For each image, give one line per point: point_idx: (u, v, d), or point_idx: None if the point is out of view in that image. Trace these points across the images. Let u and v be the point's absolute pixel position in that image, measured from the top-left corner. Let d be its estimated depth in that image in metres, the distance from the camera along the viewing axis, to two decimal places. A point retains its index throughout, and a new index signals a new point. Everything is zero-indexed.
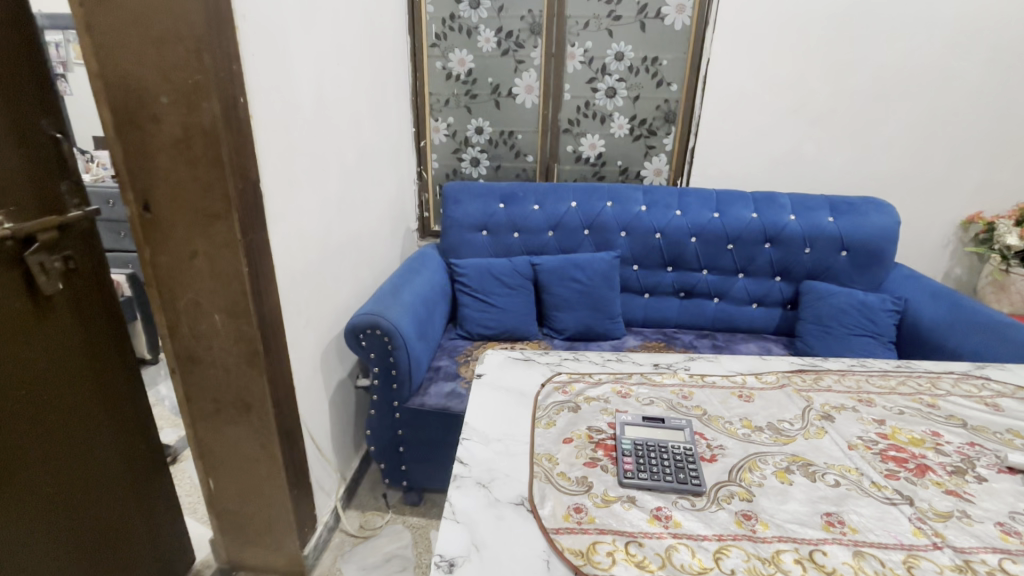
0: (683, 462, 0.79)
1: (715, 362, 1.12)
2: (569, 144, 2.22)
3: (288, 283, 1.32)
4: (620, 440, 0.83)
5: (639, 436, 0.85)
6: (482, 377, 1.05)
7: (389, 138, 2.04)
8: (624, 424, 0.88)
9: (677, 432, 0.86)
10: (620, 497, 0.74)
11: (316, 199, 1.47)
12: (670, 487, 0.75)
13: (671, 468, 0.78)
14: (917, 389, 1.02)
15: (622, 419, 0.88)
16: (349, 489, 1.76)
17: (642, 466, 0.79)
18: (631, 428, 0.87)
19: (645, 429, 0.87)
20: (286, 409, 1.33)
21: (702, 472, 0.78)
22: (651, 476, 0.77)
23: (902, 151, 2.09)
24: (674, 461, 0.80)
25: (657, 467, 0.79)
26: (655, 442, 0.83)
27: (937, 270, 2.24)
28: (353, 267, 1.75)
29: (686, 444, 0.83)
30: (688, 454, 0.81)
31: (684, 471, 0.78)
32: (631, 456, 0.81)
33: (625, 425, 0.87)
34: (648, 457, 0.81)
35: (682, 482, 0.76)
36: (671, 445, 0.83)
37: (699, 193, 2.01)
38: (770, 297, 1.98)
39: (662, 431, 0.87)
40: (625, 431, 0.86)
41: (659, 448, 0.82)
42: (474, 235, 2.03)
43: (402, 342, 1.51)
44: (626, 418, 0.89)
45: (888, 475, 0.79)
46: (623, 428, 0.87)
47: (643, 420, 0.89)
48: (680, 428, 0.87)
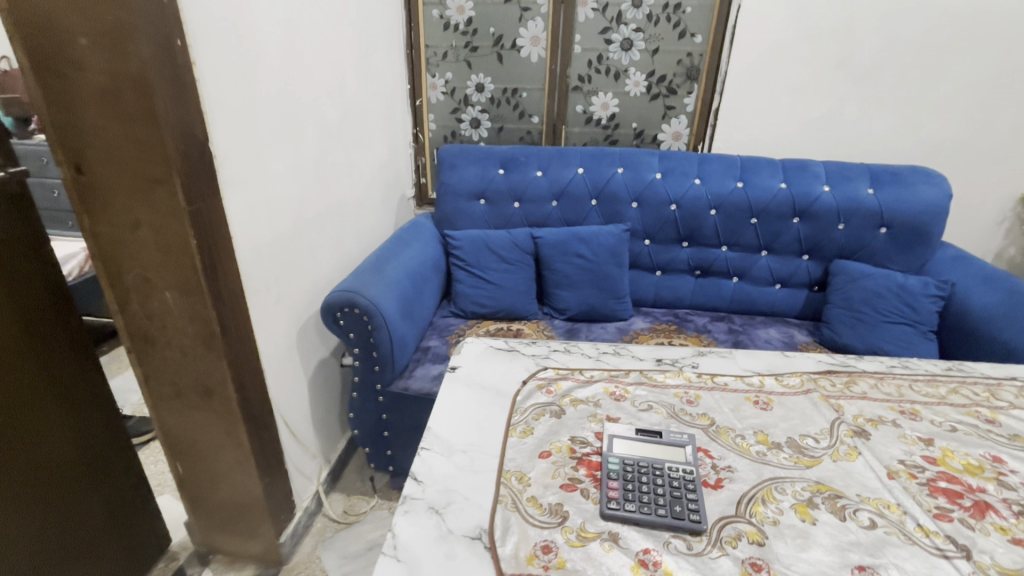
0: (679, 488, 0.65)
1: (728, 358, 0.97)
2: (578, 103, 2.01)
3: (252, 256, 1.20)
4: (606, 458, 0.69)
5: (629, 455, 0.71)
6: (455, 371, 0.91)
7: (379, 97, 1.87)
8: (612, 437, 0.74)
9: (677, 450, 0.71)
10: (602, 534, 0.61)
11: (286, 162, 1.32)
12: (665, 521, 0.62)
13: (665, 496, 0.65)
14: (973, 399, 0.85)
15: (610, 431, 0.74)
16: (334, 472, 1.68)
17: (630, 493, 0.65)
18: (621, 442, 0.73)
19: (639, 444, 0.72)
20: (252, 394, 1.22)
21: (702, 501, 0.64)
22: (641, 508, 0.63)
23: (959, 113, 1.84)
24: (668, 487, 0.66)
25: (647, 496, 0.65)
26: (648, 462, 0.69)
27: (987, 250, 2.01)
28: (336, 238, 1.62)
29: (685, 467, 0.68)
30: (687, 477, 0.67)
31: (679, 500, 0.64)
32: (617, 480, 0.67)
33: (611, 440, 0.73)
34: (639, 482, 0.66)
35: (678, 516, 0.62)
36: (668, 467, 0.68)
37: (721, 159, 1.81)
38: (796, 277, 1.79)
39: (660, 448, 0.72)
40: (613, 447, 0.72)
41: (652, 471, 0.68)
42: (471, 204, 1.86)
43: (383, 322, 1.39)
44: (615, 430, 0.75)
45: (937, 515, 0.63)
46: (611, 442, 0.73)
47: (636, 433, 0.74)
48: (680, 444, 0.72)
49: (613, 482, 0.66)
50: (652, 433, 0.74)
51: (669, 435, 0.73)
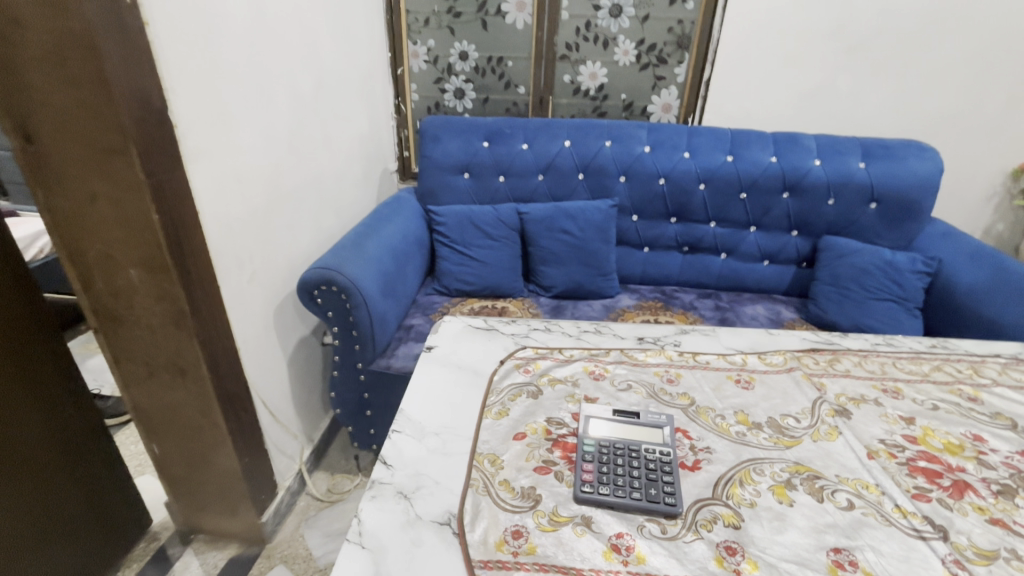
0: (655, 470, 0.64)
1: (711, 336, 0.94)
2: (566, 73, 1.94)
3: (222, 232, 1.15)
4: (582, 440, 0.68)
5: (605, 437, 0.69)
6: (431, 351, 0.88)
7: (357, 65, 1.79)
8: (589, 418, 0.72)
9: (655, 430, 0.70)
10: (575, 518, 0.59)
11: (257, 133, 1.26)
12: (640, 505, 0.60)
13: (640, 479, 0.63)
14: (956, 377, 0.84)
15: (586, 412, 0.72)
16: (318, 451, 1.67)
17: (604, 477, 0.63)
18: (598, 424, 0.71)
19: (616, 426, 0.71)
20: (227, 374, 1.19)
21: (678, 483, 0.62)
22: (616, 492, 0.61)
23: (954, 85, 1.79)
24: (644, 470, 0.64)
25: (622, 480, 0.63)
26: (624, 445, 0.67)
27: (976, 226, 1.99)
28: (315, 213, 1.56)
29: (662, 448, 0.67)
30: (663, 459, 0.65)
31: (655, 483, 0.62)
32: (591, 463, 0.65)
33: (588, 421, 0.71)
34: (614, 465, 0.65)
35: (653, 499, 0.60)
36: (645, 449, 0.67)
37: (711, 132, 1.76)
38: (784, 254, 1.77)
39: (637, 429, 0.70)
40: (590, 429, 0.70)
41: (628, 453, 0.66)
42: (455, 178, 1.81)
43: (362, 300, 1.35)
44: (592, 411, 0.73)
45: (916, 496, 0.62)
46: (587, 424, 0.71)
47: (613, 414, 0.72)
48: (658, 425, 0.70)
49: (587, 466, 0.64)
50: (629, 414, 0.72)
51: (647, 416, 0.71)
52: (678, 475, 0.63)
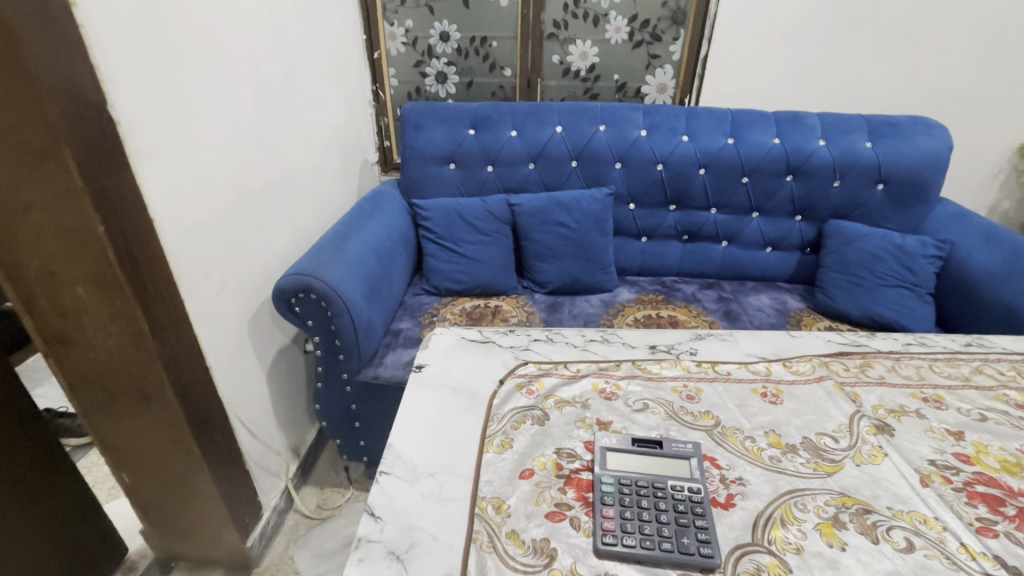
0: (684, 512, 0.56)
1: (729, 341, 0.86)
2: (554, 53, 1.82)
3: (184, 240, 1.04)
4: (599, 480, 0.59)
5: (624, 474, 0.60)
6: (421, 371, 0.79)
7: (330, 49, 1.65)
8: (604, 450, 0.63)
9: (681, 462, 0.61)
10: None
11: (219, 127, 1.14)
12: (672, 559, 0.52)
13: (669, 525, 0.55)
14: (999, 380, 0.77)
15: (601, 443, 0.64)
16: (305, 464, 1.57)
17: (628, 526, 0.55)
18: (615, 458, 0.62)
19: (636, 459, 0.62)
20: (198, 396, 1.08)
21: (712, 528, 0.54)
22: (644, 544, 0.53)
23: (963, 57, 1.71)
24: (673, 513, 0.56)
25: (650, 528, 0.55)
26: (647, 482, 0.59)
27: (980, 204, 1.93)
28: (290, 212, 1.45)
29: (691, 485, 0.58)
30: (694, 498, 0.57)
31: (686, 530, 0.54)
32: (612, 508, 0.57)
33: (604, 455, 0.63)
34: (640, 510, 0.56)
35: (685, 549, 0.52)
36: (672, 487, 0.58)
37: (710, 112, 1.66)
38: (788, 240, 1.70)
39: (661, 463, 0.61)
40: (607, 466, 0.62)
41: (653, 493, 0.58)
42: (440, 169, 1.69)
43: (344, 308, 1.24)
44: (608, 441, 0.64)
45: (981, 530, 0.55)
46: (603, 458, 0.62)
47: (632, 444, 0.63)
48: (684, 456, 0.62)
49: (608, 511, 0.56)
50: (650, 444, 0.64)
51: (670, 445, 0.63)
52: (712, 518, 0.55)
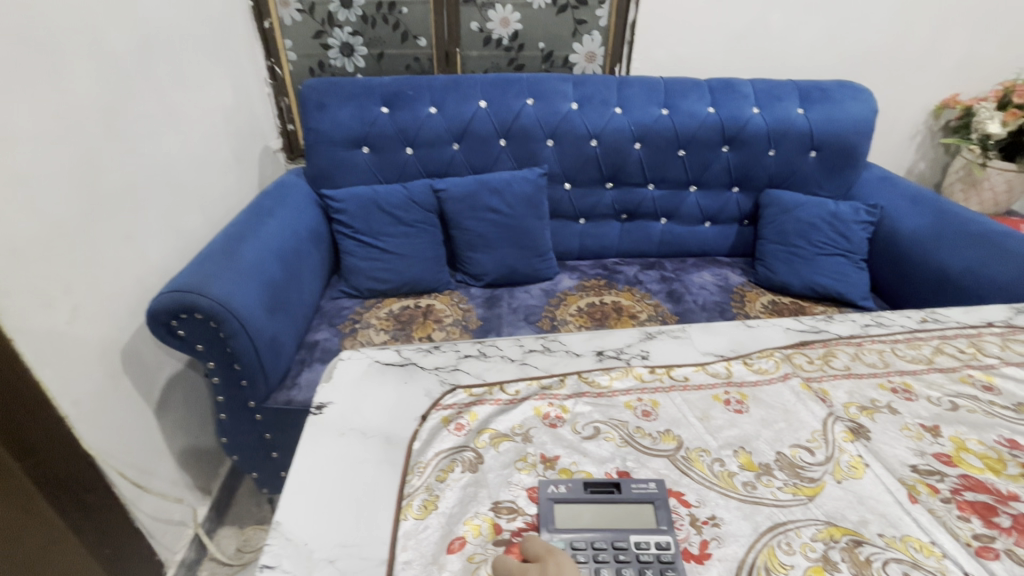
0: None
1: (683, 339, 0.76)
2: (473, 20, 1.65)
3: (3, 262, 0.80)
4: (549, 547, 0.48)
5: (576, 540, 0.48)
6: (321, 413, 0.63)
7: (205, 16, 1.39)
8: (552, 503, 0.51)
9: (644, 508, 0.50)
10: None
11: (45, 113, 0.89)
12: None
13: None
14: (961, 359, 0.72)
15: (548, 494, 0.52)
16: (219, 504, 1.36)
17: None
18: (566, 512, 0.51)
19: (593, 511, 0.51)
20: (51, 456, 0.86)
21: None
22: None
23: (883, 18, 1.70)
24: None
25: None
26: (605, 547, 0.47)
27: (900, 166, 1.98)
28: (168, 216, 1.21)
29: (659, 539, 0.48)
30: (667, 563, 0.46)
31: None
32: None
33: (552, 512, 0.51)
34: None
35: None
36: (637, 544, 0.48)
37: (643, 81, 1.56)
38: (726, 213, 1.65)
39: (624, 514, 0.50)
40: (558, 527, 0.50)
41: (616, 556, 0.47)
42: (351, 154, 1.49)
43: (240, 326, 1.04)
44: (555, 490, 0.52)
45: (981, 551, 0.48)
46: (552, 515, 0.50)
47: (585, 492, 0.52)
48: (646, 501, 0.51)
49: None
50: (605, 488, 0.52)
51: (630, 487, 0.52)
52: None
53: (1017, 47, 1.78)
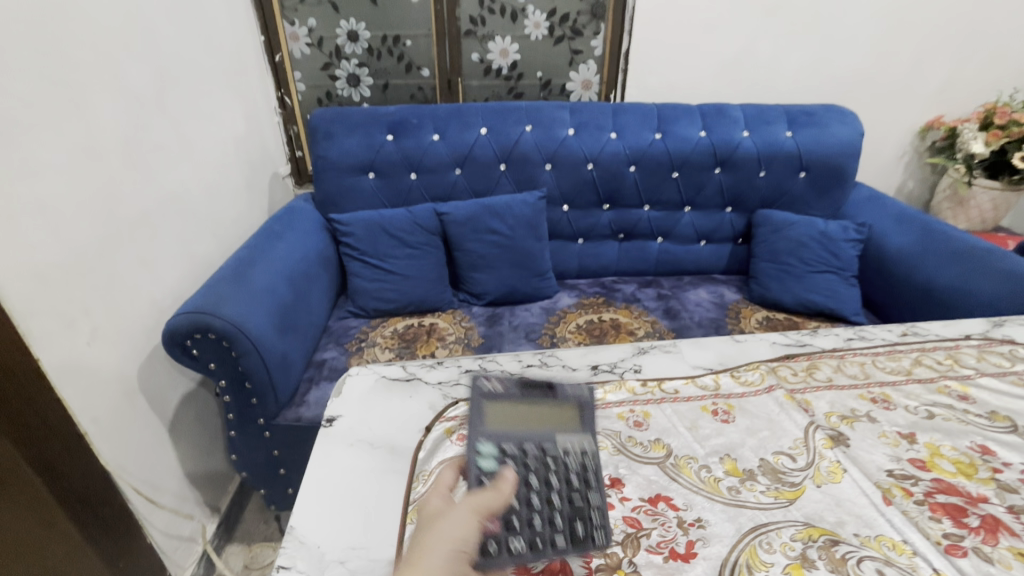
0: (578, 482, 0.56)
1: (674, 353, 0.80)
2: (473, 51, 1.73)
3: (30, 287, 0.85)
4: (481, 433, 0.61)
5: (503, 424, 0.62)
6: (332, 426, 0.67)
7: (219, 52, 1.47)
8: (483, 399, 0.66)
9: (571, 410, 0.64)
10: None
11: (72, 147, 0.96)
12: (561, 550, 0.50)
13: (558, 505, 0.54)
14: (938, 371, 0.76)
15: (482, 392, 0.66)
16: (227, 520, 1.39)
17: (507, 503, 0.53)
18: (494, 407, 0.65)
19: (523, 405, 0.64)
20: (71, 471, 0.90)
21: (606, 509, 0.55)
22: (519, 522, 0.52)
23: (866, 45, 1.77)
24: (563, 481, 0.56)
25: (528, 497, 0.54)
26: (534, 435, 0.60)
27: (890, 185, 2.03)
28: (183, 240, 1.27)
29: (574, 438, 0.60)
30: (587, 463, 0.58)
31: (580, 511, 0.54)
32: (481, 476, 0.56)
33: (484, 403, 0.65)
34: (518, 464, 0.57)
35: (584, 539, 0.51)
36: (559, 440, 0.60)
37: (636, 107, 1.63)
38: (720, 232, 1.70)
39: (553, 412, 0.63)
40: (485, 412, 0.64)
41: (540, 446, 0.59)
42: (358, 180, 1.55)
43: (251, 345, 1.09)
44: (488, 390, 0.67)
45: (949, 549, 0.51)
46: (483, 408, 0.64)
47: (512, 395, 0.66)
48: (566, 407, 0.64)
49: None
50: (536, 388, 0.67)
51: (563, 391, 0.66)
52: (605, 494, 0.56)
53: (997, 70, 1.84)
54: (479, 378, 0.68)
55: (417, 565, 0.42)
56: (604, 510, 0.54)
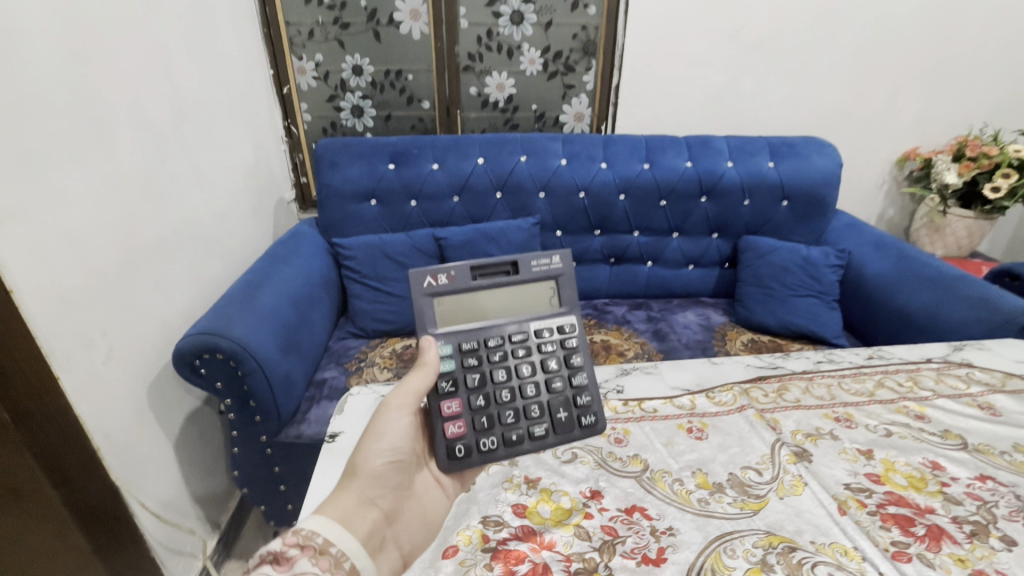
0: (564, 371, 0.71)
1: (655, 375, 0.86)
2: (472, 85, 1.82)
3: (55, 309, 0.91)
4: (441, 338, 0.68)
5: (472, 320, 0.70)
6: (335, 441, 0.72)
7: (232, 86, 1.56)
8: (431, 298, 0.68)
9: (544, 284, 0.73)
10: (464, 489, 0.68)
11: (96, 179, 1.03)
12: (551, 441, 0.67)
13: (542, 398, 0.69)
14: (899, 392, 0.82)
15: (427, 291, 0.67)
16: (227, 536, 1.42)
17: (482, 418, 0.66)
18: (442, 301, 0.69)
19: (484, 290, 0.70)
20: (83, 483, 0.94)
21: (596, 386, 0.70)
22: (501, 428, 0.66)
23: (843, 82, 1.87)
24: (546, 375, 0.70)
25: (511, 401, 0.68)
26: (511, 329, 0.71)
27: (871, 212, 2.12)
28: (193, 264, 1.33)
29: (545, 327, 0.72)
30: (571, 347, 0.72)
31: (567, 396, 0.69)
32: (461, 395, 0.67)
33: (434, 300, 0.68)
34: (497, 372, 0.68)
35: (574, 425, 0.68)
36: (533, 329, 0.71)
37: (626, 139, 1.71)
38: (707, 257, 1.77)
39: (521, 289, 0.72)
40: (442, 309, 0.69)
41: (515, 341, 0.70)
42: (360, 206, 1.63)
43: (256, 365, 1.14)
44: (432, 286, 0.67)
45: (896, 555, 0.56)
46: (433, 309, 0.68)
47: (460, 284, 0.68)
48: (529, 281, 0.71)
49: (450, 415, 0.66)
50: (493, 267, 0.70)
51: (524, 265, 0.71)
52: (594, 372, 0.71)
53: (968, 106, 1.94)
54: (420, 275, 0.67)
55: (367, 464, 0.64)
56: (589, 388, 0.70)
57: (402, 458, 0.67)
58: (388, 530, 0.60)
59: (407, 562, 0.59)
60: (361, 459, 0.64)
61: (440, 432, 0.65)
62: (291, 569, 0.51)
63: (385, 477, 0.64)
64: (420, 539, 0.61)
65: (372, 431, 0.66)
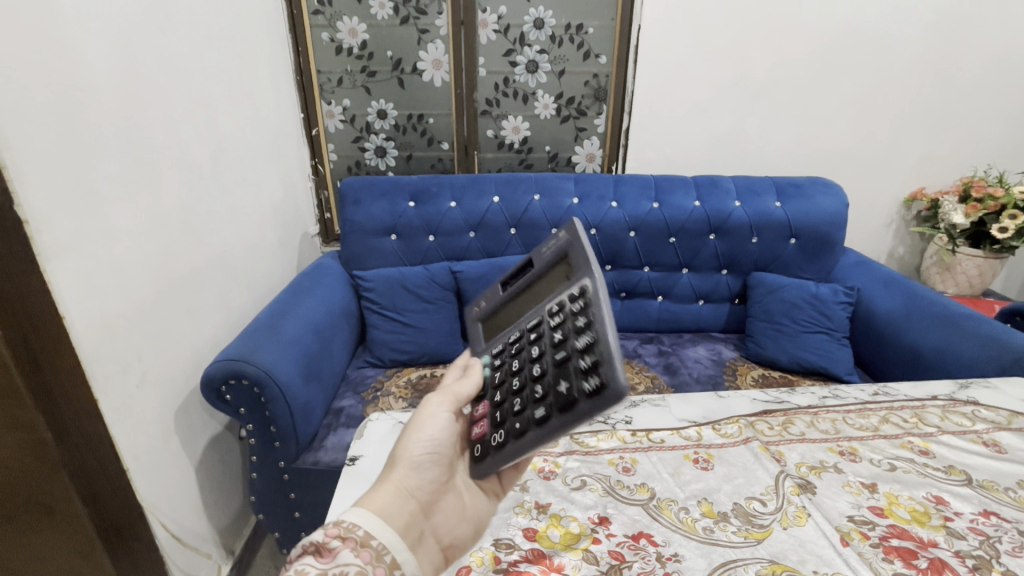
0: (574, 337, 0.57)
1: (662, 407, 0.88)
2: (489, 128, 1.93)
3: (99, 334, 0.98)
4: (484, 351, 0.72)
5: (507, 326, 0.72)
6: (355, 464, 0.76)
7: (266, 129, 1.67)
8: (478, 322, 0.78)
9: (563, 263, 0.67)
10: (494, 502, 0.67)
11: (141, 215, 1.11)
12: (554, 424, 0.51)
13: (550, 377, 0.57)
14: (904, 428, 0.83)
15: (475, 317, 0.79)
16: (241, 562, 1.44)
17: (498, 414, 0.61)
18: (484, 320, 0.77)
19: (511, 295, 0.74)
20: (111, 503, 0.98)
21: (604, 336, 0.52)
22: (511, 420, 0.58)
23: (847, 126, 1.94)
24: (554, 349, 0.58)
25: (523, 390, 0.60)
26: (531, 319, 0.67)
27: (881, 250, 2.14)
28: (223, 295, 1.41)
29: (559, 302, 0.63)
30: (580, 307, 0.58)
31: (574, 364, 0.54)
32: (488, 397, 0.65)
33: (483, 323, 0.77)
34: (513, 364, 0.63)
35: (578, 396, 0.50)
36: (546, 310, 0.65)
37: (636, 179, 1.78)
38: (717, 293, 1.81)
39: (541, 279, 0.70)
40: (489, 327, 0.76)
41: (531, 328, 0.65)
42: (381, 241, 1.70)
43: (279, 392, 1.19)
44: (478, 312, 0.78)
45: None
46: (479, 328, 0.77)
47: (493, 299, 0.77)
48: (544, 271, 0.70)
49: (478, 417, 0.64)
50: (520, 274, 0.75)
51: (539, 258, 0.72)
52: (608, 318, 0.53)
53: (972, 149, 1.99)
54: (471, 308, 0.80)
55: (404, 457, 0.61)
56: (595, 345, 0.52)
57: (441, 451, 0.64)
58: (427, 523, 0.59)
59: (446, 558, 0.59)
60: (400, 449, 0.62)
61: (469, 436, 0.64)
62: (333, 560, 0.50)
63: (423, 469, 0.62)
64: (461, 534, 0.61)
65: (413, 424, 0.64)
